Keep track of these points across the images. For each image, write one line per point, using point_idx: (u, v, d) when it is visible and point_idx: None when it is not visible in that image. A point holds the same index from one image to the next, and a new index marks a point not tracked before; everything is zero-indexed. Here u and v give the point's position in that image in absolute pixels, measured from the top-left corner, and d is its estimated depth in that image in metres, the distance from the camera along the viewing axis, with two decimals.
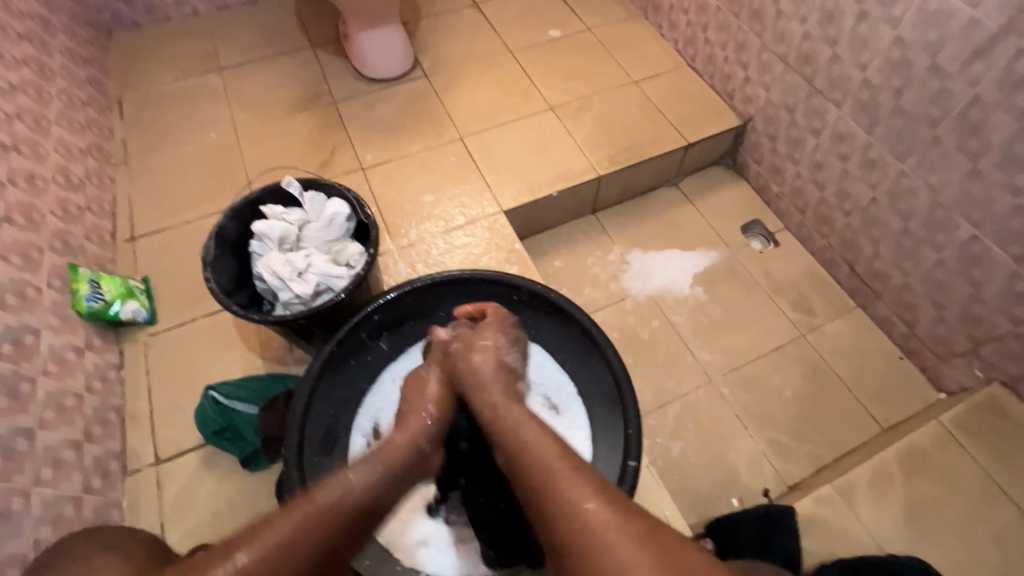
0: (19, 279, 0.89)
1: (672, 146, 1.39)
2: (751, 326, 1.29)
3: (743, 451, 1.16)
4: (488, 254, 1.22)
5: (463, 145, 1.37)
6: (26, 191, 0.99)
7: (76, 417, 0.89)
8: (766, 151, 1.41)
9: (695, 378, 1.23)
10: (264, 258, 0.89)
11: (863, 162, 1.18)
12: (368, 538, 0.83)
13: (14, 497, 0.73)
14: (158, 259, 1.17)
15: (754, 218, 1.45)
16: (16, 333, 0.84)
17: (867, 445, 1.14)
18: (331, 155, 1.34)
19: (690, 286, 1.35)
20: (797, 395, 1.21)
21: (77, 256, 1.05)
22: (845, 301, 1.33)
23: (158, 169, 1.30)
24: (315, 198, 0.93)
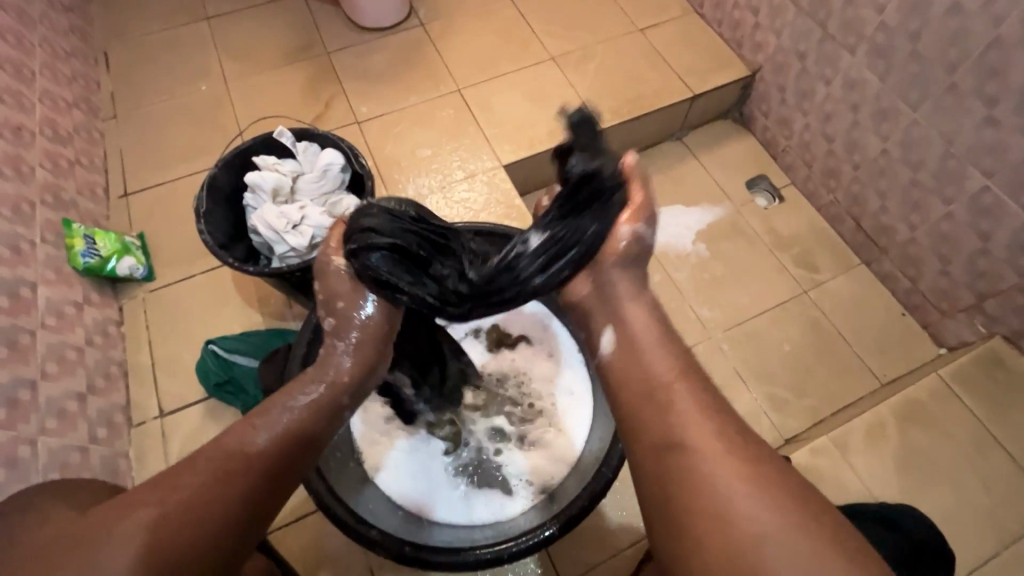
0: (11, 232, 0.88)
1: (678, 97, 1.35)
2: (753, 282, 1.28)
3: (741, 406, 1.16)
4: (487, 209, 1.20)
5: (461, 97, 1.32)
6: (12, 143, 0.96)
7: (78, 369, 0.90)
8: (775, 102, 1.36)
9: (695, 334, 1.23)
10: (258, 211, 0.87)
11: (874, 112, 1.14)
12: (371, 486, 0.83)
13: (20, 445, 0.74)
14: (153, 215, 1.16)
15: (760, 173, 1.42)
16: (12, 285, 0.83)
17: (865, 399, 1.15)
18: (325, 109, 1.30)
19: (692, 242, 1.33)
20: (797, 350, 1.21)
21: (69, 211, 1.04)
22: (849, 256, 1.31)
23: (148, 124, 1.26)
24: (308, 149, 0.91)
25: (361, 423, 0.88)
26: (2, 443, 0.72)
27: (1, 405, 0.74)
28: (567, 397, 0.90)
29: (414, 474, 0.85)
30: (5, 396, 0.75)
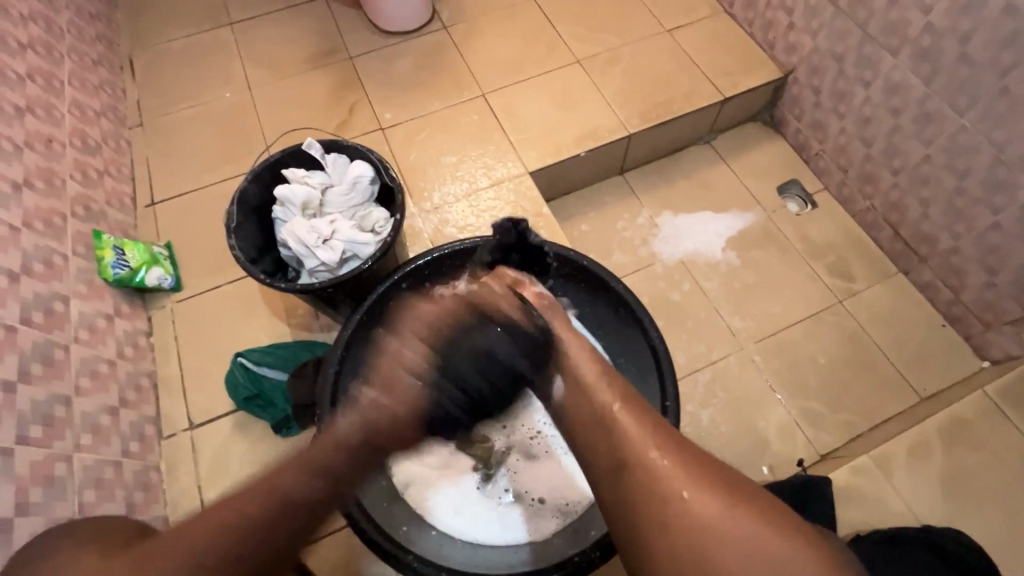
0: (45, 246, 0.88)
1: (708, 100, 1.31)
2: (786, 291, 1.25)
3: (774, 419, 1.13)
4: (513, 217, 1.18)
5: (485, 102, 1.30)
6: (44, 156, 0.96)
7: (110, 382, 0.90)
8: (808, 105, 1.32)
9: (726, 345, 1.19)
10: (288, 225, 0.86)
11: (917, 116, 1.10)
12: (401, 505, 0.82)
13: (57, 462, 0.74)
14: (181, 224, 1.16)
15: (792, 177, 1.38)
16: (46, 300, 0.83)
17: (905, 414, 1.11)
18: (349, 115, 1.29)
19: (722, 249, 1.30)
20: (832, 362, 1.18)
21: (99, 222, 1.04)
22: (886, 265, 1.27)
23: (174, 132, 1.26)
24: (337, 161, 0.89)
25: None
26: (40, 461, 0.72)
27: (38, 422, 0.74)
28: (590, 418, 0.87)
29: (443, 491, 0.84)
30: (42, 413, 0.75)
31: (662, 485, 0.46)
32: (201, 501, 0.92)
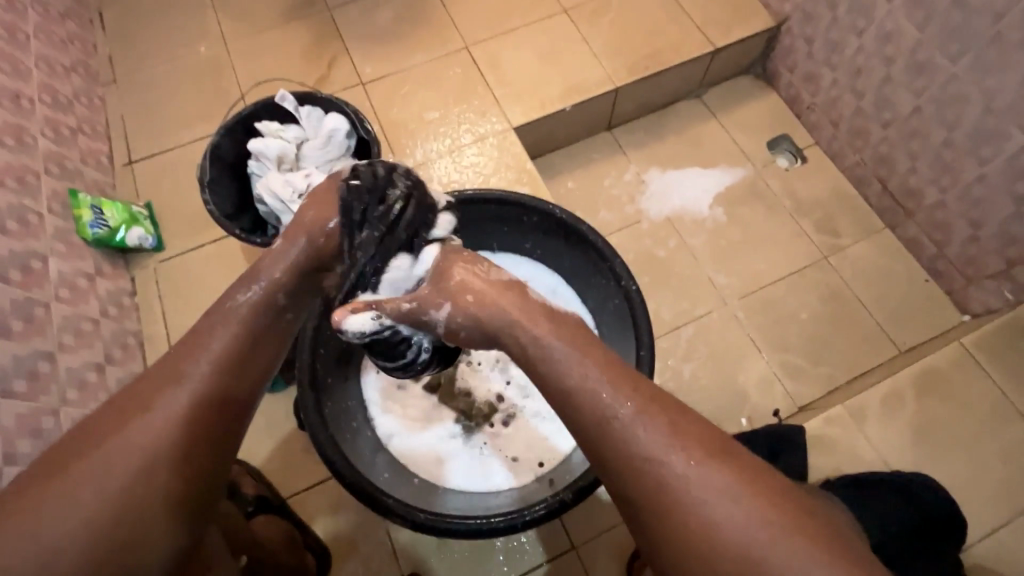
0: (18, 204, 0.87)
1: (698, 51, 1.28)
2: (771, 248, 1.24)
3: (755, 373, 1.15)
4: (497, 173, 1.16)
5: (469, 55, 1.26)
6: (12, 112, 0.94)
7: (95, 340, 0.91)
8: (801, 56, 1.29)
9: (711, 302, 1.20)
10: (263, 179, 0.85)
11: (909, 66, 1.07)
12: (385, 455, 0.84)
13: (44, 415, 0.76)
14: (160, 184, 1.14)
15: (782, 133, 1.35)
16: (23, 259, 0.83)
17: (883, 367, 1.13)
18: (328, 70, 1.25)
19: (709, 206, 1.29)
20: (814, 317, 1.18)
21: (75, 181, 1.03)
22: (873, 221, 1.26)
23: (149, 88, 1.23)
24: (312, 114, 0.88)
25: (373, 391, 0.88)
26: (25, 414, 0.73)
27: (21, 377, 0.75)
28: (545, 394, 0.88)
29: (427, 445, 0.86)
30: (25, 368, 0.76)
31: (691, 488, 0.51)
32: None
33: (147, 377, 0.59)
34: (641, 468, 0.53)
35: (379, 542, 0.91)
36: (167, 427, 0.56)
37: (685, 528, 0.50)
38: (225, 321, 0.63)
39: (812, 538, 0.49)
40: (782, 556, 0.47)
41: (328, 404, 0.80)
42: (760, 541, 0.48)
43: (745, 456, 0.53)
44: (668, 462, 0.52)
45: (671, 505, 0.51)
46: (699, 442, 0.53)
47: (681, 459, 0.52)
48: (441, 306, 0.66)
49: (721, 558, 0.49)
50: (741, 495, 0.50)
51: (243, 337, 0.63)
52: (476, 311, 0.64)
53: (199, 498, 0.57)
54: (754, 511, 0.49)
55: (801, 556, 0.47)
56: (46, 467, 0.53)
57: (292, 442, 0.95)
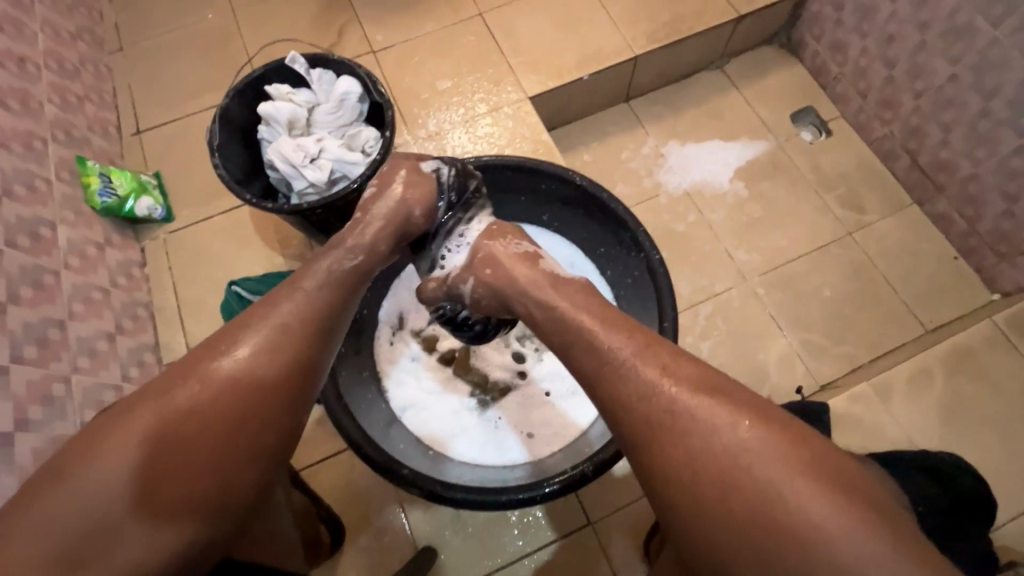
0: (26, 170, 0.85)
1: (722, 18, 1.22)
2: (794, 223, 1.21)
3: (775, 351, 1.12)
4: (512, 144, 1.13)
5: (483, 22, 1.22)
6: (17, 76, 0.92)
7: (105, 310, 0.90)
8: (829, 24, 1.23)
9: (730, 278, 1.17)
10: (274, 144, 0.82)
11: (946, 31, 1.02)
12: (397, 427, 0.82)
13: (55, 383, 0.75)
14: (168, 153, 1.12)
15: (807, 105, 1.30)
16: (31, 225, 0.81)
17: (908, 346, 1.10)
18: (338, 38, 1.21)
19: (730, 180, 1.25)
20: (837, 295, 1.15)
21: (82, 149, 1.01)
22: (901, 196, 1.22)
23: (155, 57, 1.20)
24: (323, 77, 0.85)
25: (387, 365, 0.87)
26: (37, 381, 0.72)
27: (32, 343, 0.74)
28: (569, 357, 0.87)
29: (441, 417, 0.84)
30: (36, 335, 0.75)
31: (680, 418, 0.50)
32: None
33: (176, 370, 0.54)
34: (644, 407, 0.52)
35: (393, 518, 0.90)
36: (192, 427, 0.51)
37: (674, 458, 0.50)
38: (263, 317, 0.58)
39: (805, 458, 0.48)
40: (783, 484, 0.46)
41: (342, 377, 0.78)
42: (753, 463, 0.48)
43: (733, 385, 0.53)
44: (659, 397, 0.52)
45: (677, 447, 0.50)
46: (686, 375, 0.53)
47: (671, 391, 0.51)
48: (466, 280, 0.71)
49: (715, 487, 0.48)
50: (730, 421, 0.49)
51: (277, 335, 0.57)
52: (494, 283, 0.68)
53: (227, 504, 0.51)
54: (745, 435, 0.49)
55: (794, 475, 0.47)
56: (69, 459, 0.49)
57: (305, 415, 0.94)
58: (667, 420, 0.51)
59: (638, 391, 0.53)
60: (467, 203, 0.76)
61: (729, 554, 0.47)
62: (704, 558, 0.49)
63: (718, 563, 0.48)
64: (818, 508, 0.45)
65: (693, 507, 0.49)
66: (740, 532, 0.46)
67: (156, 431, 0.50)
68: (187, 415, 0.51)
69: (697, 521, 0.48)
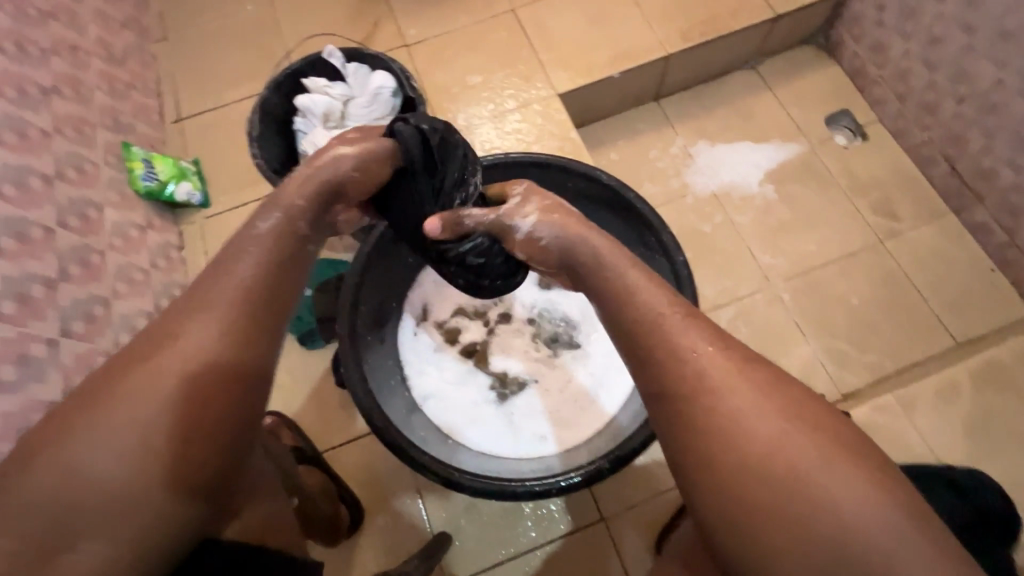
0: (76, 153, 0.89)
1: (758, 17, 1.20)
2: (824, 228, 1.19)
3: (799, 357, 1.10)
4: (540, 141, 1.13)
5: (515, 18, 1.23)
6: (70, 63, 0.96)
7: (146, 289, 0.94)
8: (870, 25, 1.20)
9: (755, 282, 1.15)
10: (309, 136, 0.85)
11: (994, 35, 0.98)
12: (418, 415, 0.84)
13: (99, 357, 0.79)
14: (207, 141, 1.16)
15: (842, 108, 1.28)
16: (80, 206, 0.86)
17: (936, 359, 1.07)
18: (373, 30, 1.23)
19: (759, 183, 1.23)
20: (866, 303, 1.13)
21: (127, 134, 1.05)
22: (937, 205, 1.19)
23: (197, 47, 1.24)
24: (358, 71, 0.87)
25: (410, 354, 0.89)
26: (83, 355, 0.76)
27: (79, 319, 0.78)
28: (592, 360, 0.89)
29: (459, 407, 0.86)
30: (83, 311, 0.79)
31: (710, 386, 0.53)
32: None
33: (127, 361, 0.52)
34: (677, 373, 0.54)
35: (411, 503, 0.92)
36: (157, 416, 0.49)
37: (701, 416, 0.52)
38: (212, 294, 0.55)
39: (842, 451, 0.48)
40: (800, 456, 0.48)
41: (368, 363, 0.81)
42: (791, 455, 0.48)
43: (771, 377, 0.53)
44: (691, 365, 0.54)
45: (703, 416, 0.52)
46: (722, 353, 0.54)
47: (700, 361, 0.54)
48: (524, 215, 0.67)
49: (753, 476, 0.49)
50: (770, 412, 0.50)
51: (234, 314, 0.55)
52: None
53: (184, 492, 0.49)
54: (785, 426, 0.50)
55: (829, 468, 0.47)
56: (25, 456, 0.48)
57: (328, 399, 0.97)
58: (701, 384, 0.53)
59: (675, 359, 0.55)
60: (449, 144, 0.68)
61: (763, 540, 0.47)
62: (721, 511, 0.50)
63: (737, 526, 0.49)
64: (829, 481, 0.47)
65: (730, 493, 0.49)
66: (776, 520, 0.47)
67: (117, 417, 0.48)
68: (138, 402, 0.49)
69: (733, 509, 0.49)
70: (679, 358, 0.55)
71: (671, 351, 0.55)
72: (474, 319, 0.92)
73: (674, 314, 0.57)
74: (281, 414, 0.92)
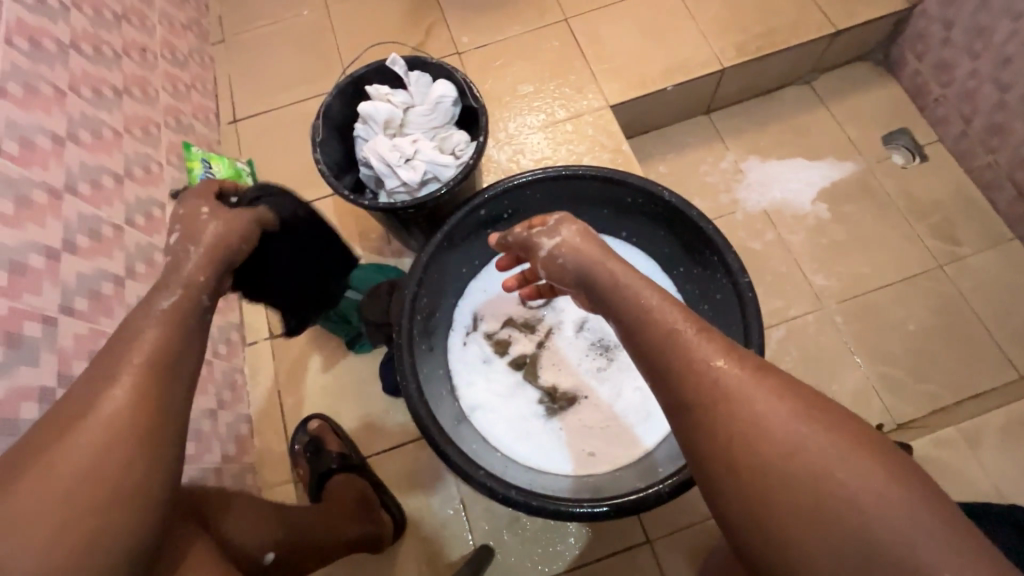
0: (143, 153, 0.91)
1: (818, 32, 1.18)
2: (880, 250, 1.15)
3: (850, 382, 1.06)
4: (590, 153, 1.12)
5: (568, 28, 1.22)
6: (139, 64, 0.99)
7: None
8: (935, 43, 1.16)
9: (806, 303, 1.12)
10: (369, 143, 0.85)
11: None
12: (466, 425, 0.84)
13: None
14: (261, 143, 1.18)
15: (901, 126, 1.24)
16: (146, 205, 0.88)
17: (998, 392, 1.03)
18: (426, 37, 1.24)
19: (812, 201, 1.20)
20: (923, 330, 1.09)
21: (188, 135, 1.07)
22: (1001, 230, 1.14)
23: (254, 50, 1.26)
24: (420, 79, 0.86)
25: (459, 364, 0.89)
26: None
27: None
28: (642, 376, 0.87)
29: (507, 420, 0.86)
30: None
31: (728, 398, 0.47)
32: (280, 406, 0.98)
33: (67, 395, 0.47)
34: (693, 385, 0.49)
35: (453, 513, 0.92)
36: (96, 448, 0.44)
37: (723, 429, 0.46)
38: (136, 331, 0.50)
39: (870, 454, 0.42)
40: (833, 457, 0.42)
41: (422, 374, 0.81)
42: (813, 458, 0.43)
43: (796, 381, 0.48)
44: (709, 376, 0.48)
45: (723, 426, 0.46)
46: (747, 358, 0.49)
47: (719, 371, 0.48)
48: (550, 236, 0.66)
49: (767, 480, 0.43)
50: (787, 412, 0.45)
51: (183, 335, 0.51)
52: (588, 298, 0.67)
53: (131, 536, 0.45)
54: (805, 428, 0.44)
55: (862, 475, 0.41)
56: None
57: (374, 404, 0.98)
58: (720, 395, 0.47)
59: (691, 370, 0.49)
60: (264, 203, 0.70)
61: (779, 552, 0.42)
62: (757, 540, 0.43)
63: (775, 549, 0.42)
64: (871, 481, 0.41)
65: (740, 498, 0.44)
66: (792, 530, 0.41)
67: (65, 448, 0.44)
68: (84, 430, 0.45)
69: (744, 516, 0.44)
70: (696, 370, 0.49)
71: (690, 362, 0.50)
72: (524, 331, 0.91)
73: (688, 329, 0.51)
74: (327, 417, 0.94)
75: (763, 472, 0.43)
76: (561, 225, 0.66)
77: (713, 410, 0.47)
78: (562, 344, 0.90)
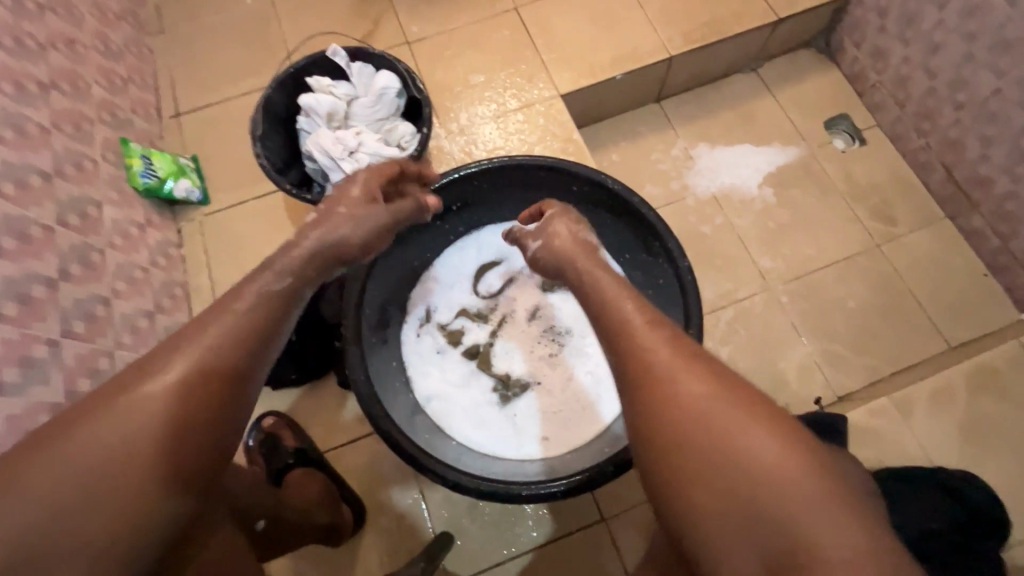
0: (76, 150, 0.88)
1: (761, 20, 1.21)
2: (822, 232, 1.20)
3: (795, 359, 1.11)
4: (542, 142, 1.13)
5: (518, 18, 1.22)
6: (67, 57, 0.94)
7: (145, 288, 0.93)
8: (871, 31, 1.21)
9: (754, 285, 1.17)
10: (313, 136, 0.84)
11: (994, 43, 0.99)
12: (421, 416, 0.85)
13: (100, 357, 0.79)
14: (206, 138, 1.15)
15: (842, 112, 1.29)
16: (80, 204, 0.85)
17: (929, 363, 1.09)
18: (374, 27, 1.22)
19: (758, 185, 1.24)
20: (862, 307, 1.14)
21: (126, 130, 1.04)
22: (933, 210, 1.20)
23: (195, 41, 1.22)
24: (362, 70, 0.86)
25: (413, 356, 0.89)
26: (84, 355, 0.76)
27: (81, 319, 0.78)
28: (593, 360, 0.89)
29: (463, 409, 0.87)
30: (84, 311, 0.79)
31: (659, 377, 0.50)
32: None
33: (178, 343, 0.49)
34: (634, 362, 0.52)
35: (413, 502, 0.93)
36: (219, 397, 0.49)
37: (650, 402, 0.49)
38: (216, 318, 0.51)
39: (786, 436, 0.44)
40: (742, 427, 0.44)
41: (373, 366, 0.81)
42: (721, 425, 0.45)
43: (740, 379, 0.48)
44: (645, 356, 0.52)
45: (648, 400, 0.49)
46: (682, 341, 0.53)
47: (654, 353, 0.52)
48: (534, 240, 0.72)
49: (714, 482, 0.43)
50: (738, 416, 0.45)
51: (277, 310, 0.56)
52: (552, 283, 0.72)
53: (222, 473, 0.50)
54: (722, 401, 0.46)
55: (766, 446, 0.43)
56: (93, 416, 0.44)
57: (331, 399, 0.97)
58: (650, 373, 0.50)
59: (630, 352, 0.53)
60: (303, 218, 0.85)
61: (718, 556, 0.42)
62: (673, 504, 0.45)
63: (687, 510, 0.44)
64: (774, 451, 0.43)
65: (682, 498, 0.45)
66: (704, 495, 0.44)
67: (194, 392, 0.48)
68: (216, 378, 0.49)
69: (686, 516, 0.44)
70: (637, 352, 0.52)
71: (631, 343, 0.53)
72: (479, 321, 0.92)
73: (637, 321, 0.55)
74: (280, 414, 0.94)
75: (677, 442, 0.46)
76: (552, 222, 0.72)
77: (647, 387, 0.50)
78: (518, 331, 0.92)
